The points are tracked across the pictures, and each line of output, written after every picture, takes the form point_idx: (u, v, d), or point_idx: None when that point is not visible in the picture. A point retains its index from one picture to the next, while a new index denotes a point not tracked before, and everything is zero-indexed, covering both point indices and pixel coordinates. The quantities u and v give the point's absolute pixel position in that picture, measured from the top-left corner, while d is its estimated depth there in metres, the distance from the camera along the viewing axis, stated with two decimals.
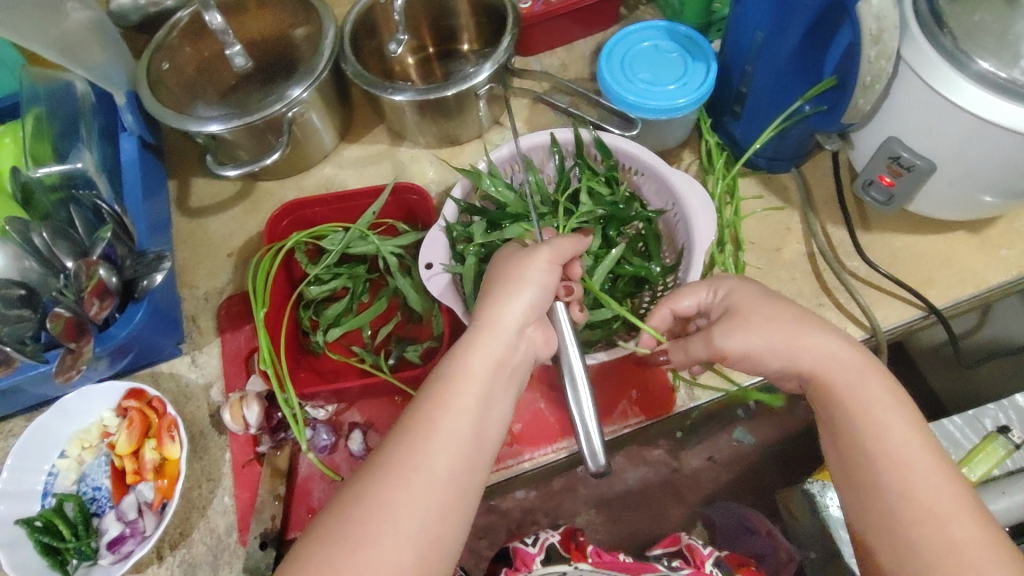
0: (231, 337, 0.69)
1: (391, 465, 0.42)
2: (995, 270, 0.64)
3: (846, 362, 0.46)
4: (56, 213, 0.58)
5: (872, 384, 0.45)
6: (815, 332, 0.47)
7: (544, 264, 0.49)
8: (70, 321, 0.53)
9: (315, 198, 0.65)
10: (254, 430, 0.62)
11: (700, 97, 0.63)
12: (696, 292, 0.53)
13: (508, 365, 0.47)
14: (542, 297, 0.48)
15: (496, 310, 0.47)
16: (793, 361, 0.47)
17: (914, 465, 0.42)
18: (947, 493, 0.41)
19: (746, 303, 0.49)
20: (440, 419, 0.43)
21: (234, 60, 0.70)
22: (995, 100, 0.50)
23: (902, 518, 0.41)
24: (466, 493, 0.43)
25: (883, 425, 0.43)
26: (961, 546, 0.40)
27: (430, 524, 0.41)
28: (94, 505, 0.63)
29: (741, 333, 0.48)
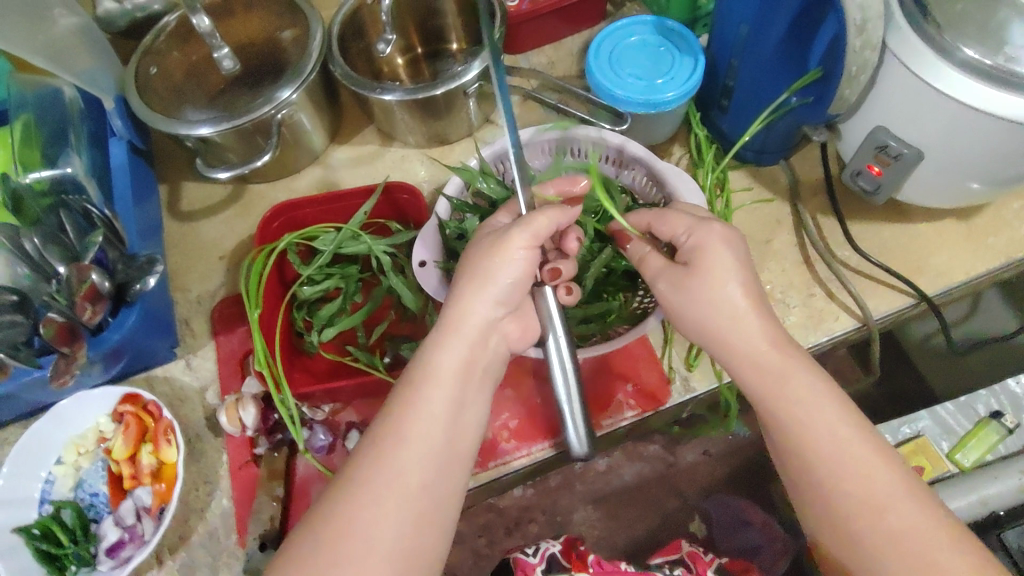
0: (225, 339, 0.69)
1: (365, 475, 0.44)
2: (983, 258, 0.65)
3: (768, 353, 0.46)
4: (46, 219, 0.56)
5: (797, 380, 0.45)
6: (748, 317, 0.47)
7: (511, 261, 0.50)
8: (62, 326, 0.53)
9: (306, 198, 0.65)
10: (252, 432, 0.62)
11: (686, 91, 0.63)
12: (680, 222, 0.51)
13: (475, 366, 0.50)
14: (506, 296, 0.51)
15: (459, 314, 0.50)
16: (722, 359, 0.48)
17: (847, 459, 0.43)
18: (885, 483, 0.42)
19: (702, 260, 0.48)
20: (410, 428, 0.46)
21: (222, 63, 0.70)
22: (979, 88, 0.51)
23: (843, 513, 0.43)
24: (441, 497, 0.45)
25: (813, 421, 0.44)
26: (903, 533, 0.41)
27: (406, 529, 0.43)
28: (92, 511, 0.63)
29: (688, 304, 0.48)
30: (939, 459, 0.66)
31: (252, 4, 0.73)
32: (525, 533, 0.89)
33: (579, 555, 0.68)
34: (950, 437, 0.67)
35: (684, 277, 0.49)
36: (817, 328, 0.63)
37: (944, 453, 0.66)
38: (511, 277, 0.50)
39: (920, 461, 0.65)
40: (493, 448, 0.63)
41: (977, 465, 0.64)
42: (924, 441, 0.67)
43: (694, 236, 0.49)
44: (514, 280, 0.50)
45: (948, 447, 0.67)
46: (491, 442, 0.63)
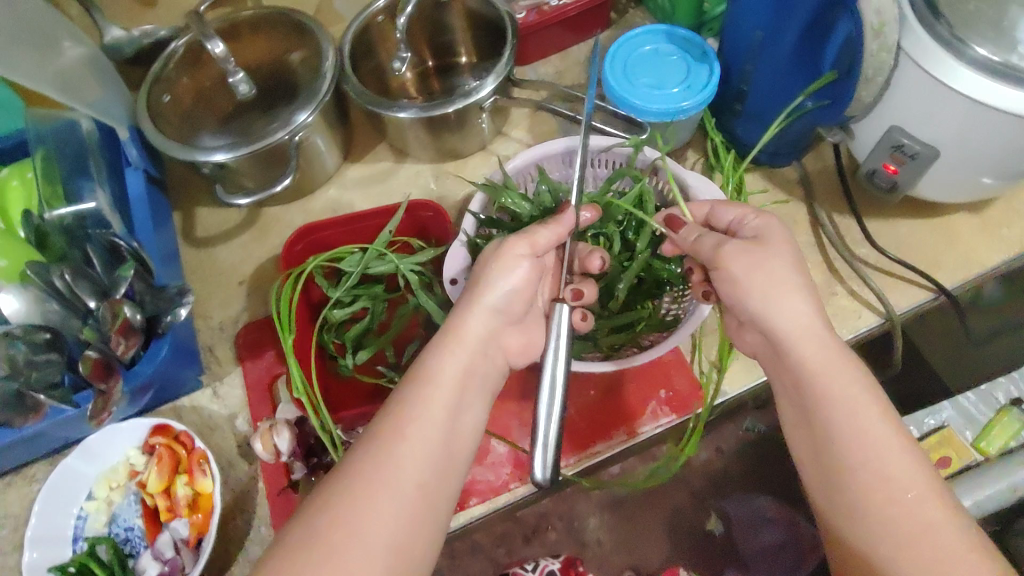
0: (252, 365, 0.68)
1: (362, 475, 0.43)
2: (998, 249, 0.66)
3: (815, 332, 0.47)
4: (71, 252, 0.57)
5: (844, 368, 0.47)
6: (792, 299, 0.48)
7: (511, 270, 0.51)
8: (97, 361, 0.53)
9: (328, 220, 0.65)
10: (286, 458, 0.61)
11: (703, 100, 0.64)
12: (739, 209, 0.54)
13: (473, 374, 0.49)
14: (505, 304, 0.51)
15: (462, 320, 0.50)
16: (770, 335, 0.49)
17: (885, 452, 0.44)
18: (918, 480, 0.44)
19: (769, 235, 0.50)
20: (409, 429, 0.45)
21: (238, 88, 0.69)
22: (993, 86, 0.52)
23: (870, 511, 0.44)
24: (434, 502, 0.44)
25: (858, 412, 0.45)
26: (928, 534, 0.42)
27: (399, 531, 0.42)
28: (127, 546, 0.63)
29: (741, 282, 0.49)
30: (964, 449, 0.67)
31: (259, 25, 0.72)
32: (543, 540, 0.89)
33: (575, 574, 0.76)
34: (973, 427, 0.68)
35: (754, 247, 0.50)
36: (842, 326, 0.64)
37: (969, 442, 0.68)
38: (513, 283, 0.51)
39: (947, 454, 0.68)
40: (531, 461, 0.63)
41: (1001, 454, 0.65)
42: (950, 432, 0.69)
43: (759, 220, 0.52)
44: (516, 286, 0.51)
45: (973, 436, 0.69)
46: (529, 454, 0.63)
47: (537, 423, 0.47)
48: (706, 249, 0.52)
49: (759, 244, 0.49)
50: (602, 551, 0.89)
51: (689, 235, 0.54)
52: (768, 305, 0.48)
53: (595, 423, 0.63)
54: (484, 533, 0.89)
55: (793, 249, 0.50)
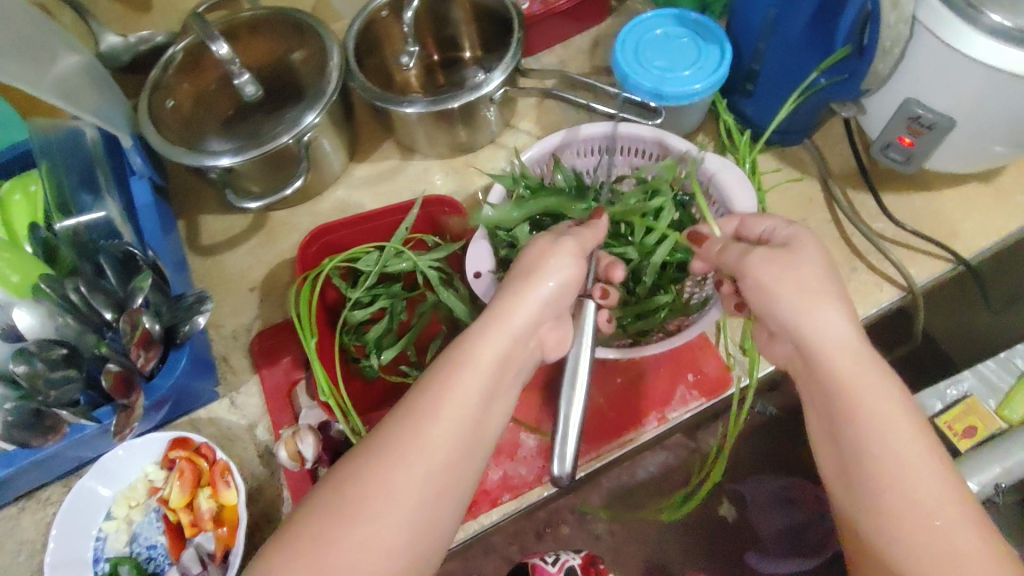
0: (269, 372, 0.67)
1: (389, 458, 0.42)
2: (1013, 217, 0.67)
3: (848, 339, 0.46)
4: (83, 266, 0.55)
5: (878, 384, 0.45)
6: (829, 305, 0.47)
7: (563, 263, 0.49)
8: (119, 375, 0.51)
9: (343, 220, 0.64)
10: (311, 463, 0.60)
11: (716, 81, 0.64)
12: (772, 219, 0.53)
13: (511, 362, 0.47)
14: (555, 298, 0.49)
15: (508, 307, 0.48)
16: (800, 343, 0.48)
17: (916, 474, 0.43)
18: (949, 504, 0.42)
19: (799, 245, 0.49)
20: (440, 412, 0.43)
21: (245, 89, 0.67)
22: (1008, 51, 0.52)
23: (899, 540, 0.42)
24: (453, 489, 0.43)
25: (888, 429, 0.44)
26: (958, 564, 0.40)
27: (418, 517, 0.41)
28: (151, 564, 0.61)
29: (774, 288, 0.48)
30: (989, 417, 0.67)
31: (258, 26, 0.70)
32: (556, 535, 0.88)
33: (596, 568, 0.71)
34: (996, 395, 0.69)
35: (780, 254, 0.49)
36: (865, 300, 0.64)
37: (993, 410, 0.68)
38: (562, 280, 0.49)
39: (973, 422, 0.67)
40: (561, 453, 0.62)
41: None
42: (974, 400, 0.68)
43: (792, 228, 0.51)
44: (564, 282, 0.49)
45: (996, 404, 0.68)
46: None
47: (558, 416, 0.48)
48: (731, 261, 0.52)
49: (784, 251, 0.49)
50: (617, 542, 0.88)
51: (715, 247, 0.54)
52: (801, 314, 0.47)
53: (624, 412, 0.62)
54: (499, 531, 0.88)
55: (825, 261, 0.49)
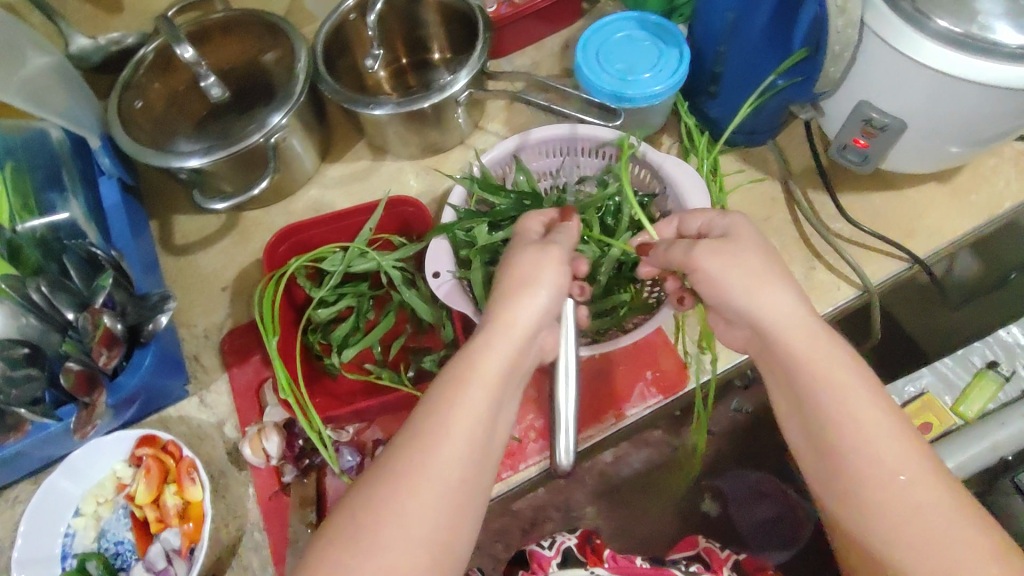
0: (239, 371, 0.67)
1: (408, 472, 0.42)
2: (968, 216, 0.68)
3: (796, 320, 0.47)
4: (48, 266, 0.56)
5: (837, 356, 0.46)
6: (775, 287, 0.48)
7: (555, 268, 0.49)
8: (81, 374, 0.53)
9: (308, 221, 0.64)
10: (277, 461, 0.62)
11: (676, 83, 0.65)
12: (703, 213, 0.54)
13: (518, 368, 0.47)
14: (554, 301, 0.49)
15: (511, 311, 0.48)
16: (760, 324, 0.49)
17: (881, 434, 0.44)
18: (911, 459, 0.43)
19: (738, 234, 0.51)
20: (452, 421, 0.44)
21: (210, 92, 0.67)
22: (956, 56, 0.53)
23: (868, 500, 0.43)
24: (472, 497, 0.43)
25: (851, 396, 0.45)
26: (923, 517, 0.42)
27: (442, 526, 0.41)
28: (118, 560, 0.62)
29: (713, 270, 0.50)
30: (944, 413, 0.69)
31: (230, 27, 0.70)
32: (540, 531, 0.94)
33: (593, 547, 0.68)
34: (952, 391, 0.70)
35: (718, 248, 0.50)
36: (823, 298, 0.65)
37: (949, 406, 0.70)
38: (547, 292, 0.48)
39: (928, 417, 0.69)
40: (522, 449, 0.63)
41: (979, 416, 0.68)
42: (930, 397, 0.70)
43: (727, 219, 0.53)
44: (556, 288, 0.49)
45: (952, 401, 0.70)
46: (520, 443, 0.63)
47: (558, 415, 0.49)
48: (677, 256, 0.52)
49: (732, 241, 0.50)
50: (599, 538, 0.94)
51: (660, 247, 0.55)
52: (745, 301, 0.49)
53: (585, 410, 0.63)
54: (481, 529, 0.94)
55: (761, 247, 0.50)
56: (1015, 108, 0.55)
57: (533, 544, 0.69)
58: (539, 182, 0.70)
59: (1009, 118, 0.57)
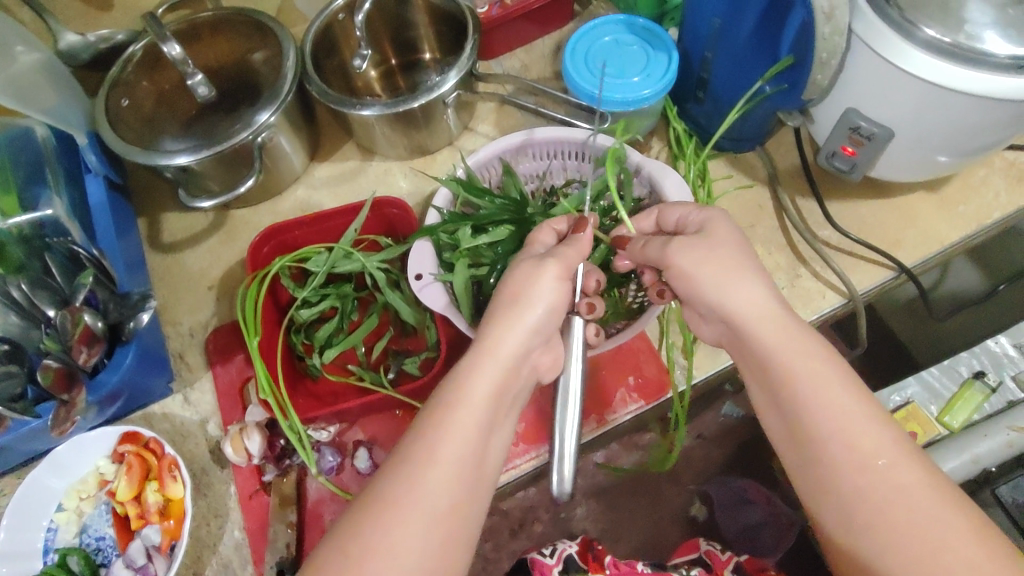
0: (222, 369, 0.67)
1: (399, 498, 0.42)
2: (956, 226, 0.68)
3: (767, 312, 0.48)
4: (31, 263, 0.56)
5: (806, 346, 0.46)
6: (745, 278, 0.48)
7: (547, 290, 0.49)
8: (60, 371, 0.54)
9: (294, 221, 0.65)
10: (258, 460, 0.62)
11: (663, 87, 0.64)
12: (682, 208, 0.54)
13: (505, 393, 0.47)
14: (543, 324, 0.49)
15: (497, 337, 0.48)
16: (730, 317, 0.49)
17: (854, 418, 0.44)
18: (885, 440, 0.43)
19: (712, 228, 0.51)
20: (439, 447, 0.43)
21: (197, 90, 0.66)
22: (943, 66, 0.52)
23: (850, 485, 0.43)
24: (465, 521, 0.43)
25: (822, 383, 0.45)
26: (906, 501, 0.41)
27: (434, 554, 0.41)
28: (99, 555, 0.62)
29: (690, 262, 0.50)
30: (928, 422, 0.69)
31: (219, 26, 0.70)
32: (530, 532, 0.94)
33: (595, 556, 0.72)
34: (938, 401, 0.70)
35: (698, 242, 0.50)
36: (807, 307, 0.65)
37: (933, 416, 0.70)
38: (546, 305, 0.49)
39: (912, 427, 0.69)
40: (503, 453, 0.63)
41: (964, 426, 0.68)
42: (915, 407, 0.70)
43: (703, 213, 0.53)
44: (552, 307, 0.50)
45: (937, 410, 0.70)
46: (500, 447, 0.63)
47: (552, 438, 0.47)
48: (654, 252, 0.52)
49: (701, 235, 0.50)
50: None
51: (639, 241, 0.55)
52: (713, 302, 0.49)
53: None
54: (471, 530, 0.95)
55: (737, 240, 0.50)
56: (1003, 118, 0.55)
57: (534, 552, 0.73)
58: (525, 186, 0.70)
59: (997, 128, 0.56)
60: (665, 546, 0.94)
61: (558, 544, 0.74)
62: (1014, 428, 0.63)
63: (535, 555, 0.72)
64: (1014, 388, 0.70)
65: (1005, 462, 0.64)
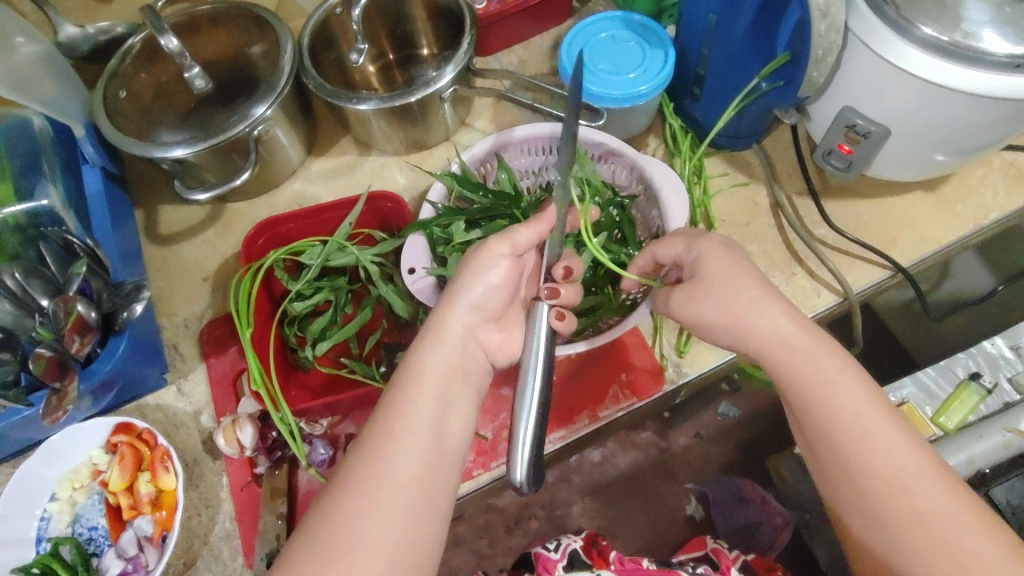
0: (216, 361, 0.68)
1: (359, 479, 0.42)
2: (953, 226, 0.67)
3: (783, 336, 0.47)
4: (26, 252, 0.58)
5: (821, 363, 0.46)
6: (763, 305, 0.48)
7: (492, 267, 0.50)
8: (52, 360, 0.54)
9: (289, 214, 0.65)
10: (250, 452, 0.62)
11: (660, 83, 0.64)
12: (674, 246, 0.53)
13: (457, 373, 0.48)
14: (483, 300, 0.50)
15: (441, 319, 0.49)
16: (746, 342, 0.48)
17: (877, 442, 0.43)
18: (908, 459, 0.43)
19: (705, 272, 0.50)
20: (396, 429, 0.44)
21: (194, 82, 0.68)
22: (940, 64, 0.51)
23: (873, 506, 0.43)
24: (430, 501, 0.43)
25: (841, 404, 0.44)
26: (927, 522, 0.41)
27: (400, 535, 0.41)
28: (92, 544, 0.62)
29: (702, 299, 0.49)
30: (924, 423, 0.69)
31: (219, 18, 0.70)
32: (526, 529, 0.95)
33: (599, 551, 0.72)
34: (934, 401, 0.70)
35: (692, 290, 0.50)
36: (802, 305, 0.65)
37: (929, 417, 0.69)
38: (491, 282, 0.50)
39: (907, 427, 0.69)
40: (495, 448, 0.63)
41: (959, 427, 0.67)
42: (911, 407, 0.69)
43: (694, 251, 0.52)
44: (495, 285, 0.51)
45: (933, 411, 0.70)
46: (491, 442, 0.63)
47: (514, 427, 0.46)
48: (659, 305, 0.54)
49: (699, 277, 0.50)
50: None
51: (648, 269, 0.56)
52: (732, 333, 0.49)
53: (557, 409, 0.63)
54: (467, 525, 0.95)
55: (735, 267, 0.50)
56: (1002, 117, 0.54)
57: (539, 547, 0.73)
58: (520, 181, 0.70)
59: (996, 127, 0.56)
60: (660, 545, 0.94)
61: (562, 538, 0.75)
62: (1010, 429, 0.63)
63: (539, 550, 0.73)
64: (1011, 389, 0.69)
65: (1001, 463, 0.64)
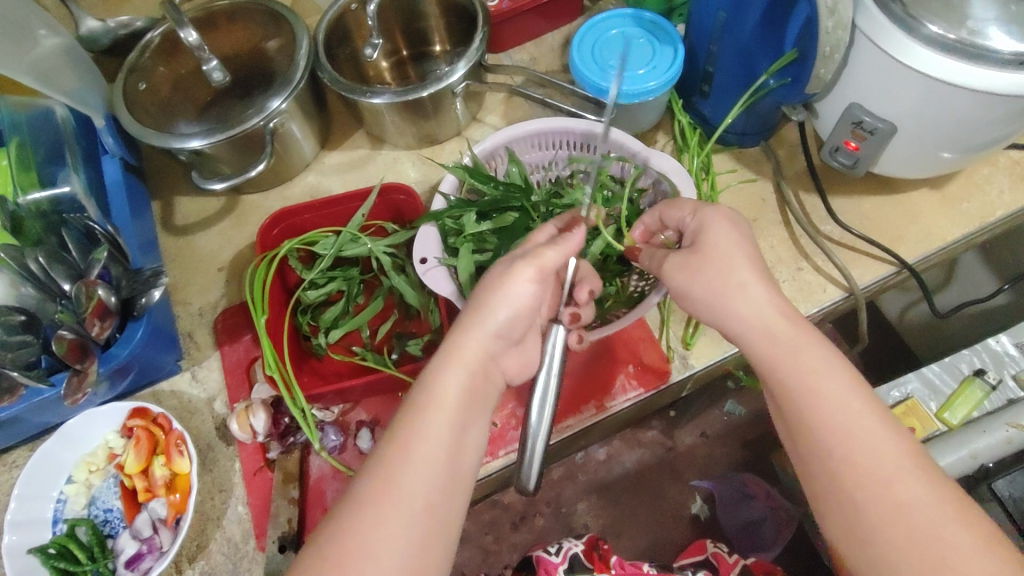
0: (230, 349, 0.69)
1: (367, 499, 0.43)
2: (958, 222, 0.68)
3: (768, 325, 0.48)
4: (47, 238, 0.59)
5: (807, 352, 0.47)
6: (751, 289, 0.49)
7: (513, 294, 0.50)
8: (74, 343, 0.55)
9: (305, 205, 0.67)
10: (262, 437, 0.63)
11: (669, 79, 0.65)
12: (682, 211, 0.54)
13: (476, 397, 0.49)
14: (506, 327, 0.50)
15: (460, 341, 0.50)
16: (733, 330, 0.50)
17: (855, 432, 0.44)
18: (888, 450, 0.43)
19: (709, 241, 0.51)
20: (412, 452, 0.45)
21: (212, 75, 0.69)
22: (947, 62, 0.52)
23: (854, 500, 0.43)
24: (443, 521, 0.44)
25: (832, 397, 0.45)
26: (907, 515, 0.41)
27: (412, 555, 0.42)
28: (107, 526, 0.63)
29: (692, 274, 0.51)
30: (927, 419, 0.70)
31: (236, 15, 0.72)
32: (532, 525, 0.95)
33: (600, 555, 0.73)
34: (937, 397, 0.71)
35: (691, 259, 0.51)
36: (807, 300, 0.66)
37: (933, 413, 0.70)
38: (511, 311, 0.50)
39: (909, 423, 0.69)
40: (503, 436, 0.63)
41: (962, 423, 0.68)
42: (915, 402, 0.70)
43: (698, 218, 0.53)
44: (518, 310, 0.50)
45: (937, 407, 0.71)
46: (500, 430, 0.64)
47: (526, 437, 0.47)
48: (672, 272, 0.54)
49: (697, 249, 0.51)
50: None
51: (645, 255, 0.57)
52: (715, 313, 0.50)
53: (565, 399, 0.64)
54: (473, 520, 0.96)
55: (732, 240, 0.51)
56: (1004, 116, 0.55)
57: (539, 550, 0.74)
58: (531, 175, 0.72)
59: (1000, 124, 0.56)
60: (664, 543, 0.94)
61: (562, 542, 0.76)
62: (1014, 424, 0.64)
63: (541, 552, 0.74)
64: (1015, 386, 0.70)
65: (1004, 457, 0.64)
